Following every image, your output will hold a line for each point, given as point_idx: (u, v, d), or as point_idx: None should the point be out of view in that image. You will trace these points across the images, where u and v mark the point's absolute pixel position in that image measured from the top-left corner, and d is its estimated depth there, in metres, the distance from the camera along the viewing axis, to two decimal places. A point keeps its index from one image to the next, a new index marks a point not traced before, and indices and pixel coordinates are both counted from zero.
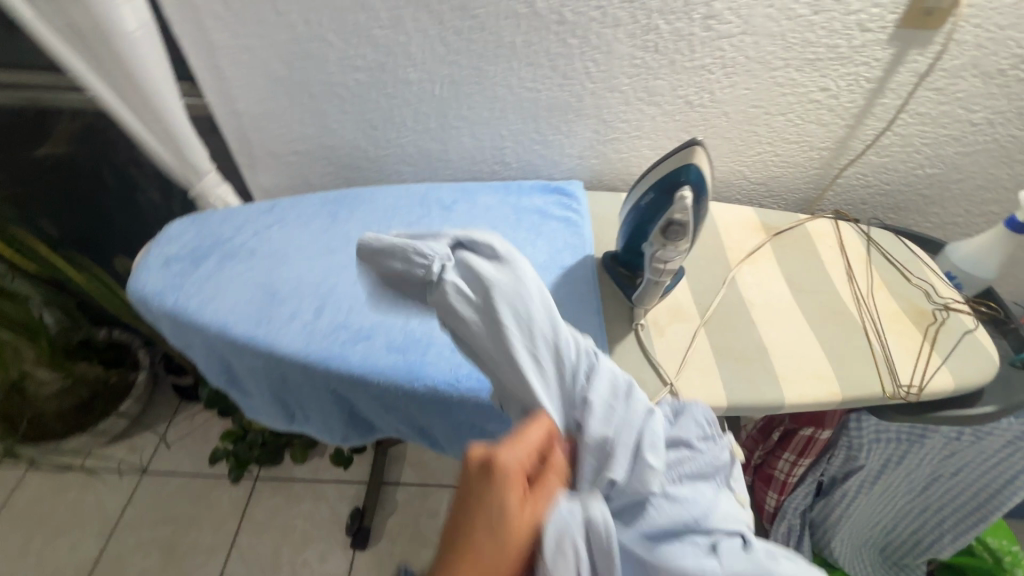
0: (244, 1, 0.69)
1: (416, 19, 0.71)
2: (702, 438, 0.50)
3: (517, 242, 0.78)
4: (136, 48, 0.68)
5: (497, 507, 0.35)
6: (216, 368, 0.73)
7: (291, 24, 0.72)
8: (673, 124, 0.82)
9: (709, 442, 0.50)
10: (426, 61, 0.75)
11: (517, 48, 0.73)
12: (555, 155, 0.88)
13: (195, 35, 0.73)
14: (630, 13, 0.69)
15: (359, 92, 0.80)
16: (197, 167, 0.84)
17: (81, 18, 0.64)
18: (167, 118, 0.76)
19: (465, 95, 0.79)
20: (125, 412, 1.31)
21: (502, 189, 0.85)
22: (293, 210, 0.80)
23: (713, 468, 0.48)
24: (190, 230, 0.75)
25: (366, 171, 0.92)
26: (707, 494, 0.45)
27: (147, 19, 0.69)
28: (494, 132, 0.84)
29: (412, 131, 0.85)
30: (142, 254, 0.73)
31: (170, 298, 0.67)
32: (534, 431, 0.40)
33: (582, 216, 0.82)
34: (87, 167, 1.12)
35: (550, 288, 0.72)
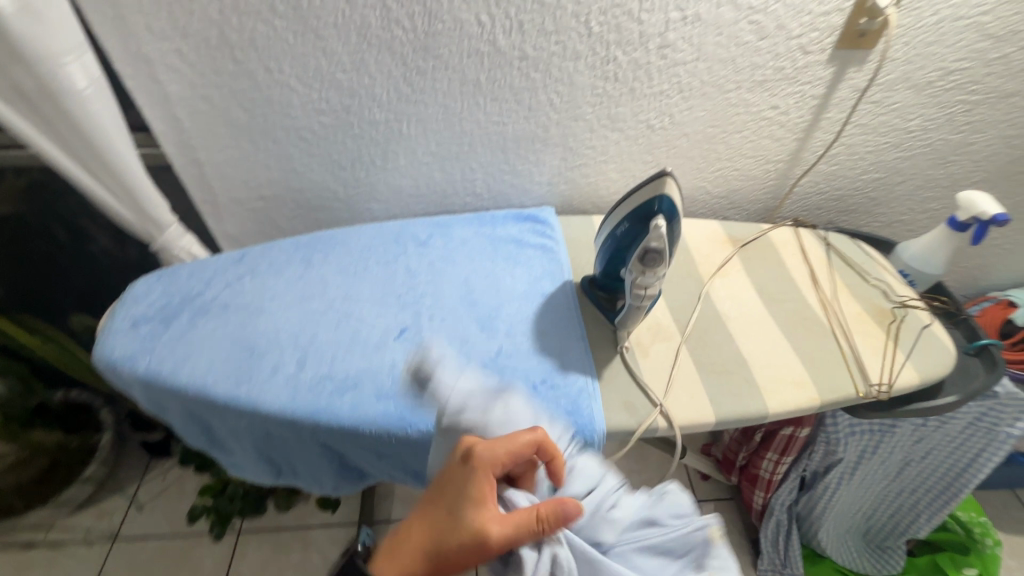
0: (201, 52, 0.68)
1: (379, 61, 0.71)
2: (677, 517, 0.51)
3: (496, 273, 0.79)
4: (88, 106, 0.66)
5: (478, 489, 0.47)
6: (194, 430, 0.70)
7: (250, 72, 0.71)
8: (636, 147, 0.85)
9: (683, 520, 0.51)
10: (391, 100, 0.75)
11: (482, 84, 0.74)
12: (525, 183, 0.89)
13: (151, 88, 0.71)
14: (589, 47, 0.71)
15: (325, 135, 0.79)
16: (158, 220, 0.81)
17: (24, 80, 0.61)
18: (124, 174, 0.73)
19: (433, 132, 0.80)
20: (91, 476, 1.24)
21: (476, 221, 0.86)
22: (265, 258, 0.78)
23: (682, 547, 0.49)
24: (156, 288, 0.72)
25: (336, 211, 0.91)
26: (656, 570, 0.49)
27: (98, 76, 0.66)
28: (464, 165, 0.85)
29: (381, 169, 0.85)
30: (107, 318, 0.70)
31: (142, 362, 0.65)
32: (526, 436, 0.50)
33: (557, 241, 0.84)
34: (34, 224, 1.06)
35: (534, 319, 0.73)
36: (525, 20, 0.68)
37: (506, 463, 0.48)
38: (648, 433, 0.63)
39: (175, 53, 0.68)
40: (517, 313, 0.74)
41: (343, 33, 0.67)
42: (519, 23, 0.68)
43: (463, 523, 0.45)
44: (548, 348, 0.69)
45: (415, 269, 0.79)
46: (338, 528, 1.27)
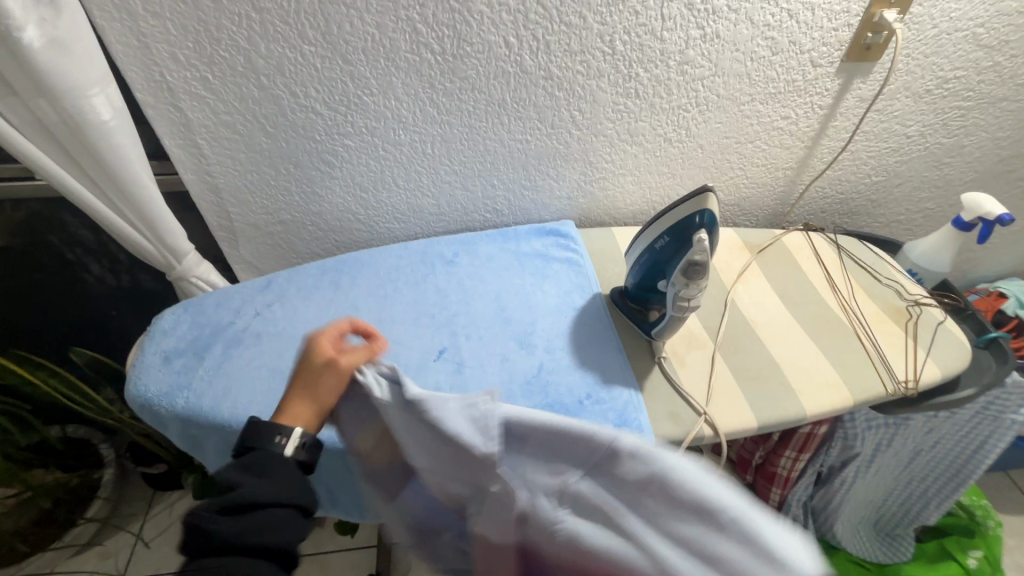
0: (225, 79, 0.67)
1: (406, 84, 0.71)
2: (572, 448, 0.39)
3: (526, 289, 0.79)
4: (112, 138, 0.64)
5: (307, 367, 0.49)
6: (231, 464, 0.69)
7: (275, 98, 0.70)
8: (654, 160, 0.87)
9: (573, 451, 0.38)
10: (416, 122, 0.75)
11: (507, 104, 0.75)
12: (545, 197, 0.90)
13: (173, 117, 0.70)
14: (613, 65, 0.73)
15: (347, 157, 0.78)
16: (177, 250, 0.79)
17: (49, 113, 0.60)
18: (145, 205, 0.71)
19: (456, 151, 0.80)
20: (93, 517, 1.17)
21: (500, 237, 0.87)
22: (292, 283, 0.77)
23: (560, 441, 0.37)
24: (183, 320, 0.71)
25: (355, 233, 0.90)
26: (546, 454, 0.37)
27: (121, 107, 0.64)
28: (485, 182, 0.85)
29: (403, 189, 0.84)
30: (135, 355, 0.68)
31: (180, 398, 0.63)
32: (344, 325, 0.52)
33: (582, 255, 0.85)
34: (31, 257, 1.02)
35: (569, 333, 0.74)
36: (552, 41, 0.69)
37: (333, 336, 0.51)
38: (694, 442, 0.64)
39: (199, 80, 0.67)
40: (551, 329, 0.74)
41: (371, 57, 0.67)
42: (545, 44, 0.69)
43: (313, 373, 0.48)
44: (588, 363, 0.70)
45: (445, 288, 0.79)
46: (356, 552, 1.25)
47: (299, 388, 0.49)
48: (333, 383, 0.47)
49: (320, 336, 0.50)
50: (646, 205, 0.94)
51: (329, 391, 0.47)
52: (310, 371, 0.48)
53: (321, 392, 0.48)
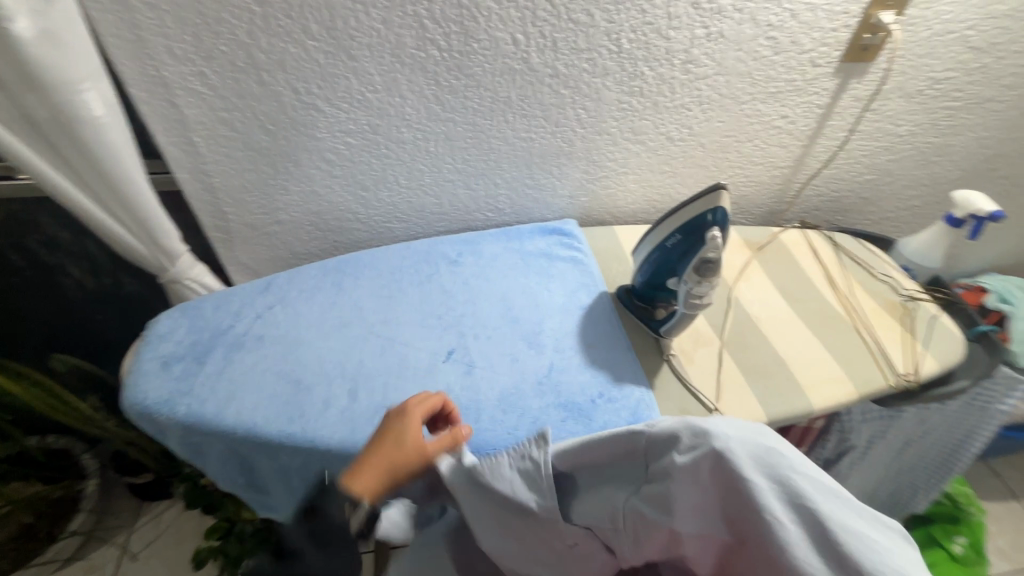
0: (224, 75, 0.65)
1: (410, 81, 0.70)
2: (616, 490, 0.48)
3: (532, 288, 0.79)
4: (105, 135, 0.61)
5: (398, 435, 0.50)
6: (235, 471, 0.67)
7: (276, 95, 0.68)
8: (656, 158, 0.87)
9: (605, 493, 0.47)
10: (420, 119, 0.74)
11: (512, 101, 0.74)
12: (547, 196, 0.89)
13: (168, 113, 0.67)
14: (618, 63, 0.73)
15: (349, 155, 0.77)
16: (170, 251, 0.76)
17: (37, 108, 0.57)
18: (138, 205, 0.68)
19: (460, 149, 0.79)
20: (77, 530, 1.12)
21: (503, 235, 0.86)
22: (293, 284, 0.75)
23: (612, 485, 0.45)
24: (181, 324, 0.68)
25: (355, 233, 0.88)
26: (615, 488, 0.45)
27: (115, 103, 0.61)
28: (488, 181, 0.85)
29: (404, 188, 0.83)
30: (131, 361, 0.65)
31: (182, 405, 0.61)
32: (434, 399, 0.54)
33: (586, 253, 0.85)
34: (9, 260, 0.98)
35: (577, 332, 0.74)
36: (559, 39, 0.69)
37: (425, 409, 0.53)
38: None
39: (196, 76, 0.64)
40: (560, 328, 0.74)
41: (376, 53, 0.66)
42: (553, 41, 0.69)
43: (403, 445, 0.49)
44: (598, 361, 0.70)
45: (451, 288, 0.77)
46: None
47: (370, 456, 0.49)
48: (411, 462, 0.48)
49: (409, 412, 0.52)
50: (647, 203, 0.95)
51: (401, 467, 0.48)
52: (386, 441, 0.49)
53: (393, 466, 0.48)
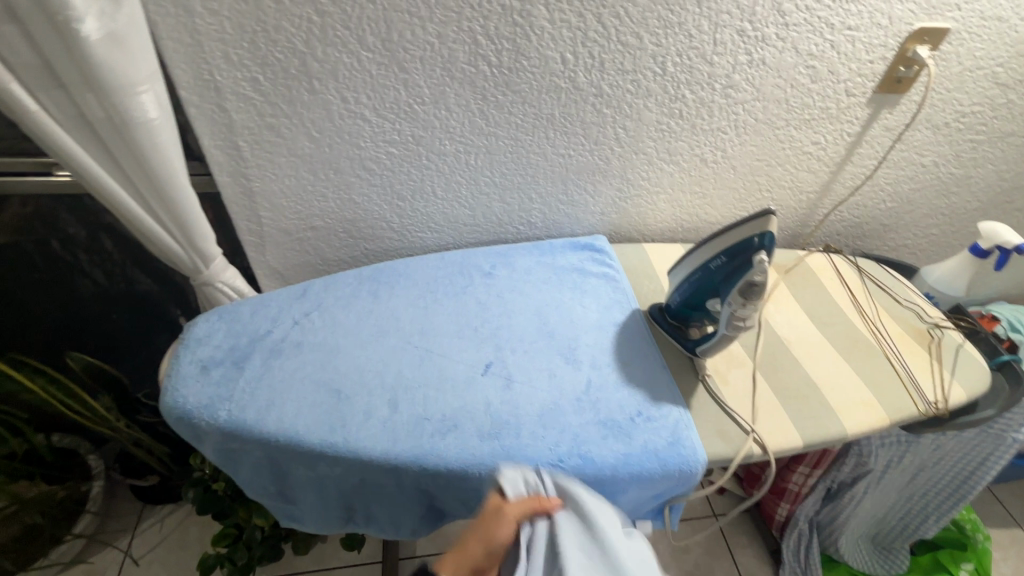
0: (275, 81, 0.65)
1: (458, 94, 0.70)
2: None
3: (565, 303, 0.79)
4: (156, 136, 0.61)
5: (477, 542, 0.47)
6: (268, 479, 0.66)
7: (325, 103, 0.68)
8: (688, 179, 0.88)
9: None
10: (464, 132, 0.75)
11: (555, 118, 0.75)
12: (579, 212, 0.90)
13: (216, 117, 0.67)
14: (661, 85, 0.74)
15: (390, 165, 0.77)
16: (205, 253, 0.75)
17: (93, 108, 0.57)
18: (179, 206, 0.68)
19: (499, 163, 0.80)
20: (82, 532, 1.09)
21: (536, 249, 0.86)
22: (329, 291, 0.75)
23: None
24: (220, 328, 0.68)
25: (387, 242, 0.88)
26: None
27: (167, 106, 0.61)
28: (523, 195, 0.85)
29: (441, 200, 0.83)
30: (169, 364, 0.65)
31: (221, 411, 0.60)
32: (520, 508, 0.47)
33: (618, 270, 0.85)
34: (32, 256, 0.96)
35: (612, 349, 0.74)
36: (607, 59, 0.70)
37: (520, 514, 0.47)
38: (744, 459, 0.65)
39: (249, 81, 0.65)
40: (595, 344, 0.74)
41: (428, 66, 0.67)
42: (600, 62, 0.70)
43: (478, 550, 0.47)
44: (635, 379, 0.70)
45: (486, 300, 0.77)
46: (360, 568, 1.21)
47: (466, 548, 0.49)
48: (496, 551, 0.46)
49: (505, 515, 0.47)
50: (675, 223, 0.96)
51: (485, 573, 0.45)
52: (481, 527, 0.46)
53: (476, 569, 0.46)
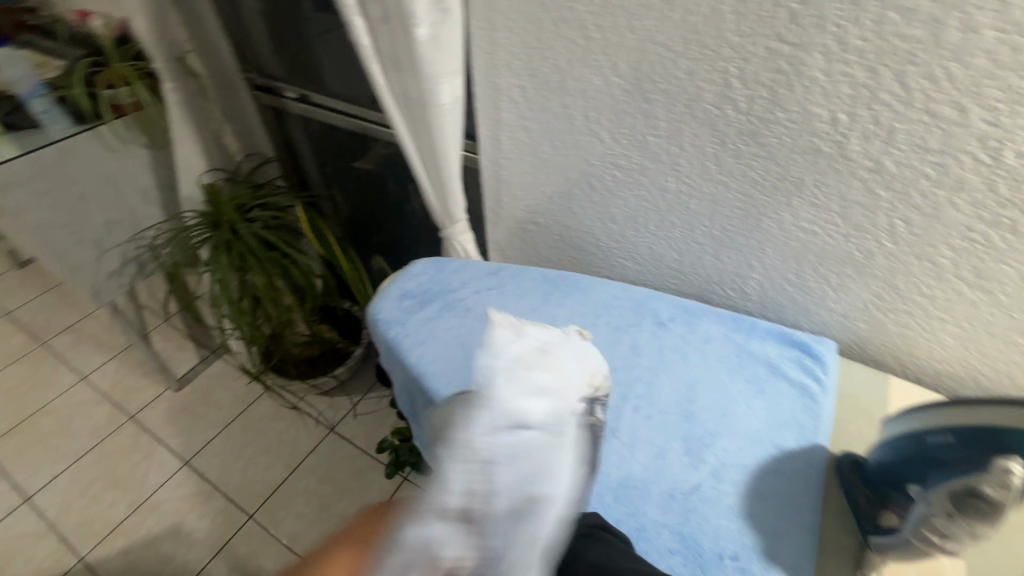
0: (539, 91, 0.75)
1: (695, 135, 0.66)
2: None
3: (726, 392, 0.67)
4: (442, 116, 0.78)
5: None
6: (403, 399, 0.81)
7: (571, 117, 0.75)
8: (1006, 321, 0.60)
9: None
10: (691, 174, 0.70)
11: (805, 185, 0.63)
12: (810, 303, 0.73)
13: (492, 113, 0.83)
14: (986, 180, 0.52)
15: (611, 186, 0.79)
16: (453, 215, 0.94)
17: (413, 88, 0.76)
18: (444, 172, 0.86)
19: (722, 217, 0.72)
20: (336, 376, 1.53)
21: (731, 320, 0.74)
22: (515, 278, 0.83)
23: None
24: (427, 272, 0.84)
25: (592, 257, 0.91)
26: None
27: (458, 96, 0.78)
28: (743, 259, 0.74)
29: (652, 235, 0.80)
30: (387, 284, 0.84)
31: (392, 330, 0.76)
32: None
33: (825, 387, 0.66)
34: (380, 181, 1.36)
35: (753, 472, 0.59)
36: (899, 130, 0.54)
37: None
38: None
39: (520, 88, 0.76)
40: (731, 453, 0.61)
41: (671, 100, 0.65)
42: (888, 131, 0.54)
43: None
44: (757, 522, 0.56)
45: (642, 347, 0.73)
46: None
47: None
48: None
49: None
50: (964, 372, 0.67)
51: None
52: None
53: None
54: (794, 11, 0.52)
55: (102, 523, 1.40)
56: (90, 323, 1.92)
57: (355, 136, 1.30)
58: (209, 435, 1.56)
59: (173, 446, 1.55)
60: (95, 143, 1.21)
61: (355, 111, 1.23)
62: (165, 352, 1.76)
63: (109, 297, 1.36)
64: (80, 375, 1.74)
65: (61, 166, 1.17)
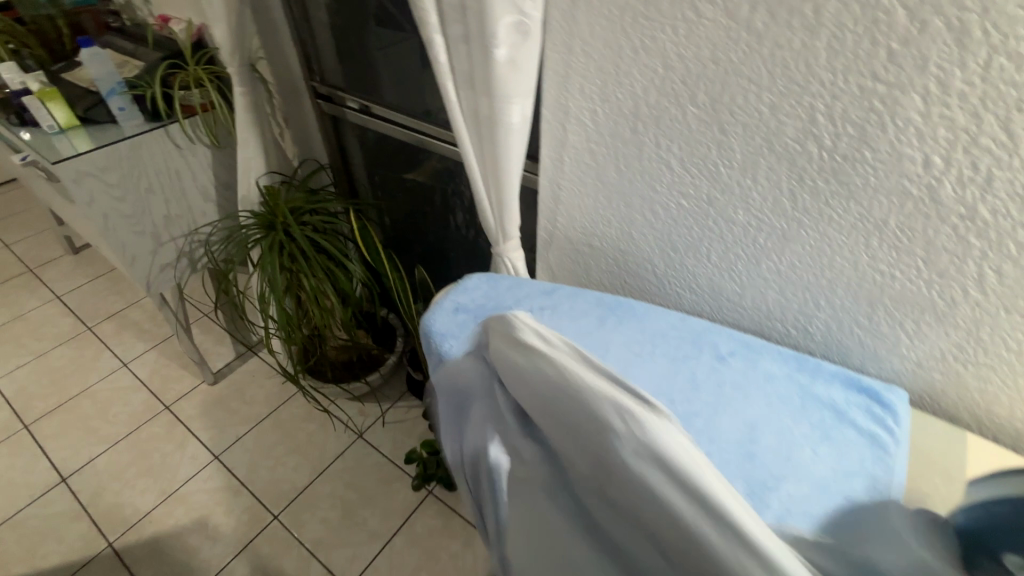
0: (609, 115, 0.75)
1: (771, 169, 0.65)
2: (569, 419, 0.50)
3: (791, 434, 0.64)
4: (510, 135, 0.79)
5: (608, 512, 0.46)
6: None
7: (640, 143, 0.75)
8: None
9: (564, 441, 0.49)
10: (762, 208, 0.69)
11: (887, 228, 0.61)
12: (880, 349, 0.70)
13: (558, 135, 0.83)
14: None
15: (675, 215, 0.78)
16: (507, 232, 0.94)
17: (484, 106, 0.78)
18: (504, 189, 0.86)
19: (792, 253, 0.70)
20: (369, 382, 1.54)
21: (794, 360, 0.72)
22: (570, 300, 0.83)
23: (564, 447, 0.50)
24: (482, 288, 0.84)
25: (646, 284, 0.90)
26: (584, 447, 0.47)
27: (526, 116, 0.79)
28: (810, 298, 0.72)
29: (713, 266, 0.79)
30: (441, 296, 0.85)
31: (446, 343, 0.76)
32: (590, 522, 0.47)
33: (896, 439, 0.63)
34: (430, 193, 1.37)
35: (821, 522, 0.57)
36: (998, 177, 0.51)
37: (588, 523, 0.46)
38: None
39: (590, 112, 0.77)
40: (797, 499, 0.58)
41: (748, 133, 0.64)
42: (986, 178, 0.52)
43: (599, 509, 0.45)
44: None
45: (701, 381, 0.71)
46: None
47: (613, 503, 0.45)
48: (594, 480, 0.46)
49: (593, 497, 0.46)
50: None
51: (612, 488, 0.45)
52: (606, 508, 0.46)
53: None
54: (894, 50, 0.51)
55: (132, 510, 1.42)
56: (135, 311, 1.98)
57: (410, 148, 1.32)
58: (240, 431, 1.58)
59: (205, 439, 1.57)
60: (164, 140, 1.26)
61: (413, 123, 1.25)
62: (203, 345, 1.81)
63: (160, 289, 1.40)
64: (122, 361, 1.80)
65: (131, 160, 1.22)
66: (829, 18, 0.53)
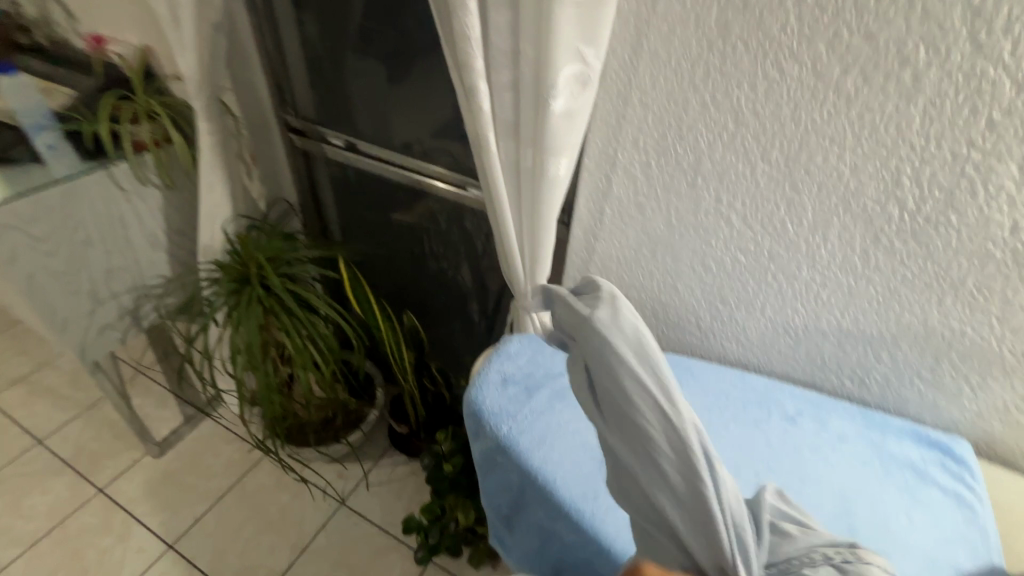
0: (663, 167, 0.71)
1: (846, 227, 0.63)
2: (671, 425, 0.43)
3: (881, 502, 0.63)
4: (555, 190, 0.71)
5: None
6: (505, 500, 0.73)
7: (697, 197, 0.71)
8: None
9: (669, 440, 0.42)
10: (831, 265, 0.67)
11: (963, 288, 0.61)
12: (939, 400, 0.71)
13: (600, 185, 0.78)
14: None
15: (730, 270, 0.75)
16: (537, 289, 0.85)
17: (527, 159, 0.70)
18: (539, 245, 0.78)
19: (856, 308, 0.69)
20: (350, 441, 1.40)
21: (862, 416, 0.71)
22: None
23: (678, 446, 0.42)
24: (525, 352, 0.75)
25: (688, 335, 0.86)
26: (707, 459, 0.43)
27: (569, 171, 0.71)
28: (870, 351, 0.72)
29: (766, 320, 0.77)
30: (482, 365, 0.75)
31: (504, 426, 0.68)
32: None
33: (979, 496, 0.63)
34: (420, 234, 1.27)
35: None
36: None
37: None
38: None
39: (642, 164, 0.72)
40: None
41: (825, 193, 0.62)
42: None
43: None
44: None
45: (779, 447, 0.68)
46: None
47: None
48: None
49: None
50: None
51: None
52: None
53: None
54: (994, 120, 0.51)
55: None
56: (48, 374, 1.67)
57: (399, 187, 1.22)
58: (198, 511, 1.36)
59: (154, 526, 1.33)
60: (106, 183, 1.07)
61: (406, 161, 1.14)
62: (142, 410, 1.55)
63: (96, 356, 1.18)
64: (36, 438, 1.50)
65: (65, 209, 1.02)
66: (929, 86, 0.52)
